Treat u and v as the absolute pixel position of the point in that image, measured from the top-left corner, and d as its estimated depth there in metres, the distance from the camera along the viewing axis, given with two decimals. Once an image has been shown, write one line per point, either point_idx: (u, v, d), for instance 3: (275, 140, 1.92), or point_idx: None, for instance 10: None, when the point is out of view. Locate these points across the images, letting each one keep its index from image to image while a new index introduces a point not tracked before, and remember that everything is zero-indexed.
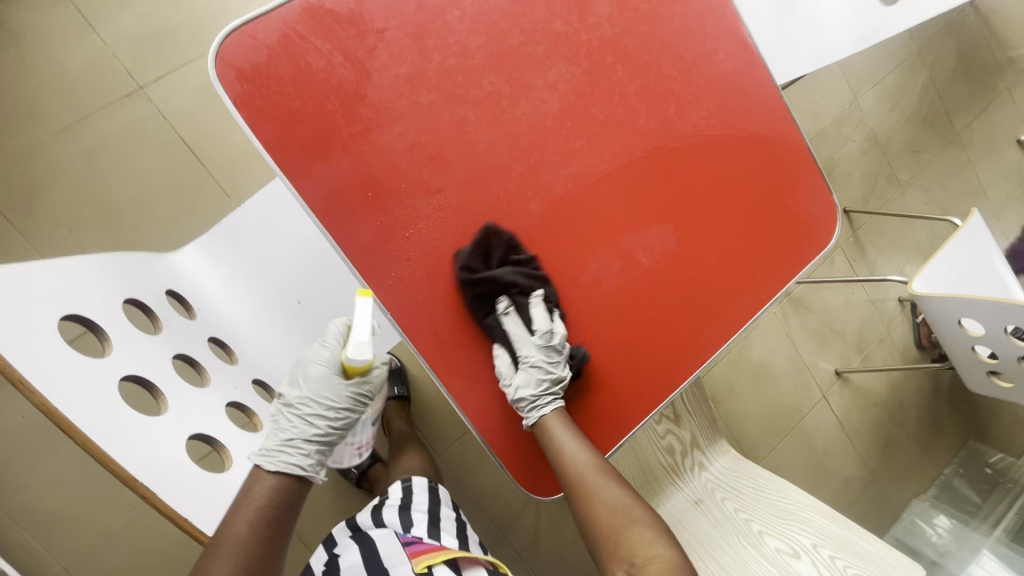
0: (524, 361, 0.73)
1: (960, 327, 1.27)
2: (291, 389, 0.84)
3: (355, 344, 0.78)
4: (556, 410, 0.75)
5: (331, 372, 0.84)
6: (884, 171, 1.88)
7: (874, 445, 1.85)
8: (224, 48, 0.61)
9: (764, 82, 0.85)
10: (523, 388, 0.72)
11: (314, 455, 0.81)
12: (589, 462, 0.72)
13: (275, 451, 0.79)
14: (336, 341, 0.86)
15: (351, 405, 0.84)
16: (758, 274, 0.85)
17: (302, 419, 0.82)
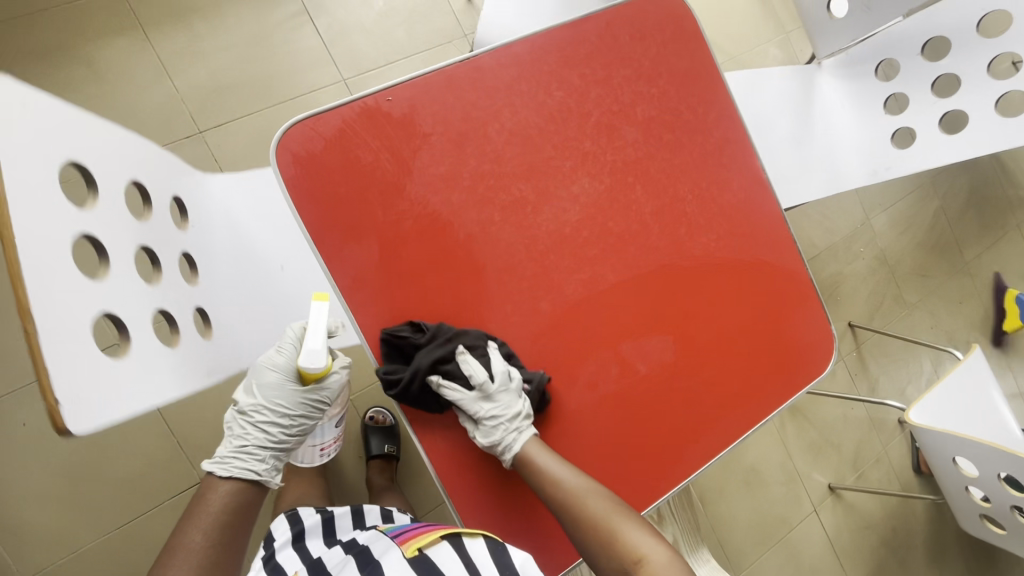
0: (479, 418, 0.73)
1: (954, 465, 1.27)
2: (245, 394, 0.85)
3: (308, 354, 0.78)
4: (531, 439, 0.75)
5: (286, 380, 0.84)
6: (891, 291, 1.92)
7: (863, 569, 1.79)
8: (285, 139, 0.69)
9: (771, 216, 0.91)
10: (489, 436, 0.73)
11: (269, 462, 0.83)
12: (567, 476, 0.72)
13: (228, 458, 0.81)
14: (294, 348, 0.85)
15: (305, 412, 0.85)
16: (751, 394, 0.87)
17: (252, 426, 0.83)
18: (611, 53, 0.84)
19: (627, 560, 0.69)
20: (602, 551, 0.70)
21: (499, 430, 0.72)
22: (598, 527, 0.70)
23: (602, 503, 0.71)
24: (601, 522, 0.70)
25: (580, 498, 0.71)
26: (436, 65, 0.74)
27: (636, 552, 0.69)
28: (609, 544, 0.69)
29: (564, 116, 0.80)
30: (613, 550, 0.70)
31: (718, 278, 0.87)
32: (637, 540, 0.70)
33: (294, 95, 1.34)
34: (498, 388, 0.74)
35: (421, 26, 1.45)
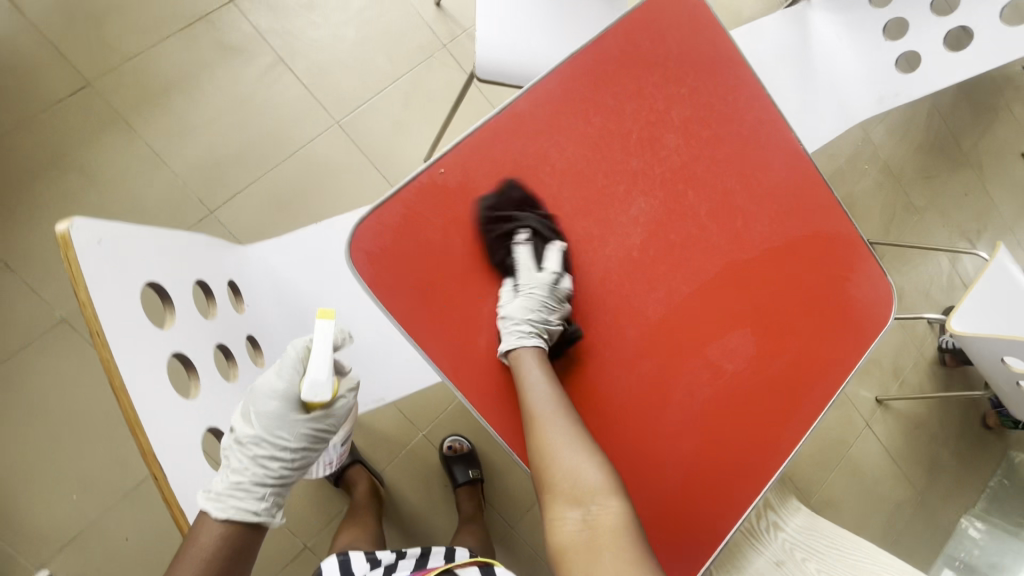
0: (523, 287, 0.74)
1: (1003, 364, 1.32)
2: (241, 421, 0.71)
3: (311, 385, 0.65)
4: (535, 350, 0.72)
5: (287, 408, 0.71)
6: (900, 199, 1.95)
7: (919, 466, 1.90)
8: (355, 238, 0.69)
9: (817, 185, 0.92)
10: (516, 310, 0.73)
11: (265, 499, 0.68)
12: (541, 399, 0.68)
13: (220, 495, 0.65)
14: (294, 368, 0.72)
15: (308, 444, 0.73)
16: (831, 361, 0.91)
17: (250, 458, 0.69)
18: (636, 63, 0.82)
19: (582, 498, 0.65)
20: (556, 479, 0.67)
21: (528, 313, 0.72)
22: (556, 456, 0.67)
23: (572, 436, 0.68)
24: (556, 452, 0.67)
25: (546, 422, 0.67)
26: (477, 125, 0.74)
27: (593, 494, 0.65)
28: (568, 477, 0.66)
29: (607, 140, 0.80)
30: (567, 480, 0.66)
31: (778, 261, 0.89)
32: (600, 485, 0.65)
33: (292, 150, 1.30)
34: (546, 284, 0.74)
35: (399, 47, 1.40)
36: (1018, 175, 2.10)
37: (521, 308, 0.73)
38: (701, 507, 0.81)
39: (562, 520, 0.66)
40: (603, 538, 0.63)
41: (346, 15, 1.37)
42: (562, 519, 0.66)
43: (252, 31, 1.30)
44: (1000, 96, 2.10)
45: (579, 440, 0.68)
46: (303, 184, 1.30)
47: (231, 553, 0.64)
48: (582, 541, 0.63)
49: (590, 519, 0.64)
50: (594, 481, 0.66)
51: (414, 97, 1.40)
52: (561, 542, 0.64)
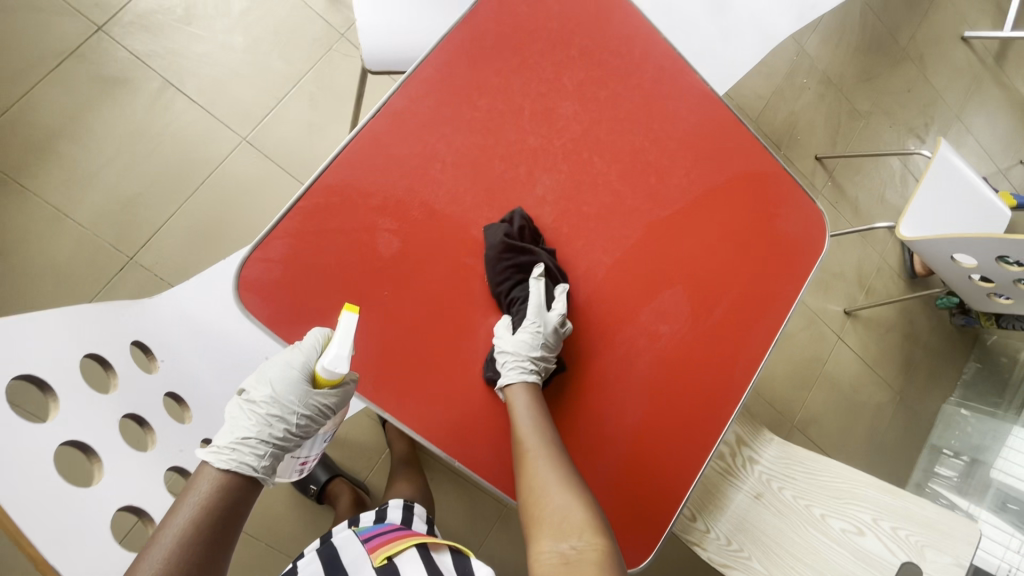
0: (525, 324, 0.73)
1: (953, 262, 1.33)
2: (258, 383, 0.70)
3: (333, 358, 0.63)
4: (526, 384, 0.72)
5: (301, 377, 0.68)
6: (844, 108, 1.91)
7: (895, 368, 1.94)
8: (244, 275, 0.66)
9: (729, 124, 0.89)
10: (515, 350, 0.71)
11: (268, 455, 0.66)
12: (534, 437, 0.68)
13: (225, 448, 0.64)
14: (313, 350, 0.67)
15: (316, 417, 0.70)
16: (770, 302, 0.90)
17: (263, 415, 0.68)
18: (516, 33, 0.77)
19: (569, 533, 0.63)
20: (545, 514, 0.66)
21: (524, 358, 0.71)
22: (543, 496, 0.66)
23: (556, 476, 0.67)
24: (543, 490, 0.66)
25: (533, 463, 0.67)
26: (354, 131, 0.70)
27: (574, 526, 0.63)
28: (550, 515, 0.65)
29: (499, 121, 0.75)
30: (551, 514, 0.65)
31: (700, 211, 0.86)
32: (583, 521, 0.64)
33: (202, 178, 1.24)
34: (532, 326, 0.72)
35: (293, 45, 1.32)
36: (959, 61, 2.07)
37: (523, 342, 0.72)
38: (655, 470, 0.82)
39: (543, 557, 0.63)
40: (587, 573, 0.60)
41: (229, 21, 1.28)
42: (545, 551, 0.63)
43: (130, 58, 1.21)
44: None
45: (560, 475, 0.68)
46: (221, 211, 1.25)
47: (226, 504, 0.62)
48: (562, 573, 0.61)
49: (575, 553, 0.62)
50: (580, 517, 0.65)
51: (321, 96, 1.33)
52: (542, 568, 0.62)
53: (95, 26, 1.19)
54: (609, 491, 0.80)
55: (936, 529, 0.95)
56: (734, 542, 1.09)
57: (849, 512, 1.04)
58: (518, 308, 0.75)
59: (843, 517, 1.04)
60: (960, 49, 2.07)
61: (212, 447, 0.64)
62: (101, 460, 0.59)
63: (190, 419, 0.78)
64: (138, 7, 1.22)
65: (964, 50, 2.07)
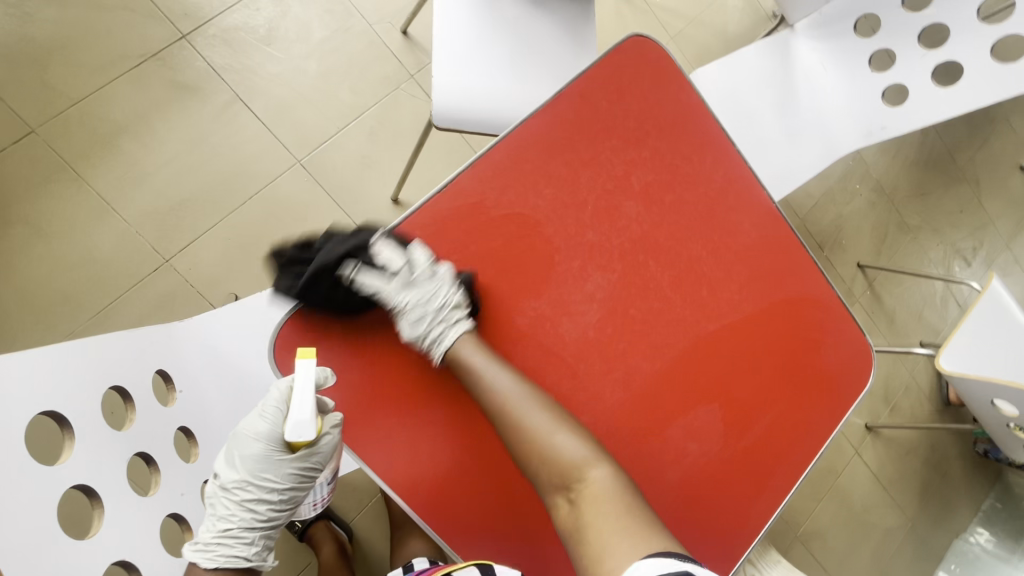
0: (394, 307, 0.68)
1: (993, 406, 1.28)
2: (224, 469, 0.73)
3: (294, 427, 0.64)
4: (465, 333, 0.69)
5: (270, 450, 0.72)
6: (893, 219, 1.88)
7: (910, 493, 1.86)
8: (281, 333, 0.68)
9: (788, 245, 0.87)
10: (409, 325, 0.68)
11: (253, 539, 0.72)
12: (506, 384, 0.67)
13: (208, 544, 0.70)
14: (277, 411, 0.71)
15: (295, 483, 0.74)
16: (804, 430, 0.86)
17: (238, 502, 0.72)
18: (591, 127, 0.77)
19: (569, 477, 0.65)
20: (539, 468, 0.66)
21: (423, 322, 0.68)
22: (539, 439, 0.66)
23: (546, 414, 0.68)
24: (532, 433, 0.66)
25: (518, 412, 0.67)
26: (415, 205, 0.71)
27: (577, 469, 0.65)
28: (547, 459, 0.65)
29: (561, 213, 0.75)
30: (548, 464, 0.65)
31: (746, 330, 0.84)
32: (581, 456, 0.66)
33: (251, 193, 1.25)
34: (399, 282, 0.69)
35: (363, 79, 1.34)
36: (1016, 190, 2.04)
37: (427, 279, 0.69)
38: None
39: (557, 508, 0.65)
40: (592, 514, 0.62)
41: (307, 47, 1.31)
42: (557, 504, 0.65)
43: (207, 69, 1.24)
44: (997, 108, 2.03)
45: (544, 406, 0.68)
46: (263, 228, 1.25)
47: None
48: (574, 529, 0.62)
49: (581, 488, 0.64)
50: (580, 453, 0.66)
51: (380, 131, 1.34)
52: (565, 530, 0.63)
53: (180, 33, 1.23)
54: None
55: None
56: None
57: None
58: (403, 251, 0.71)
59: None
60: (1017, 178, 2.04)
61: (196, 547, 0.70)
62: (102, 506, 0.58)
63: (195, 459, 0.75)
64: (224, 22, 1.26)
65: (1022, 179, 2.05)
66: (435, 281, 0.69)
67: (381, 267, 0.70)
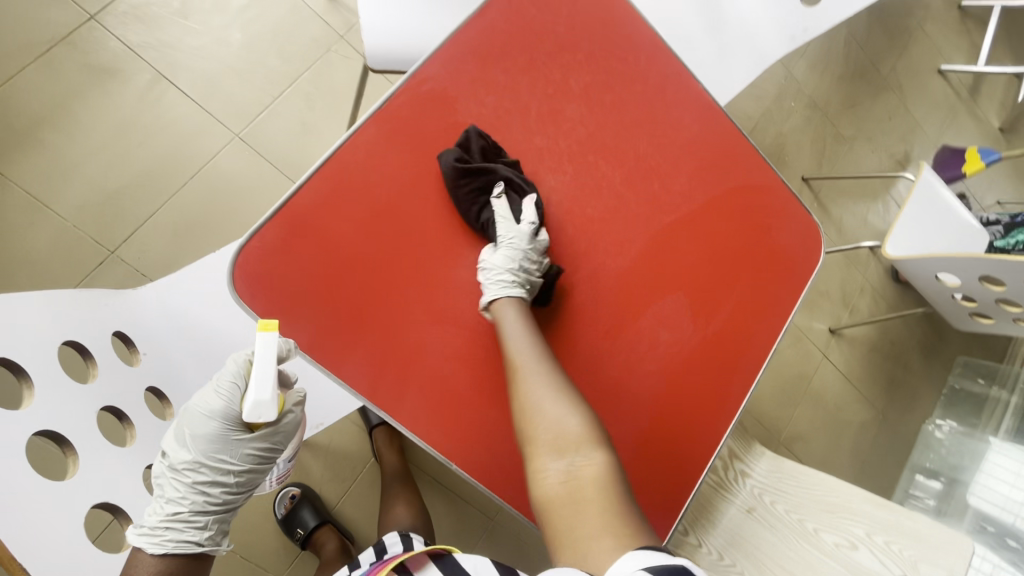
0: (501, 241, 0.73)
1: (937, 280, 1.36)
2: (176, 447, 0.71)
3: (254, 406, 0.65)
4: (515, 299, 0.71)
5: (223, 430, 0.72)
6: (829, 132, 1.97)
7: (878, 387, 1.98)
8: (240, 260, 0.65)
9: (729, 134, 0.90)
10: (496, 263, 0.72)
11: (207, 523, 0.71)
12: (525, 350, 0.68)
13: (156, 529, 0.68)
14: (234, 386, 0.71)
15: (253, 465, 0.74)
16: (767, 308, 0.90)
17: (190, 484, 0.70)
18: (524, 32, 0.78)
19: (564, 449, 0.63)
20: (538, 431, 0.65)
21: (499, 272, 0.71)
22: (539, 413, 0.65)
23: (562, 385, 0.68)
24: (535, 404, 0.66)
25: (529, 382, 0.67)
26: (362, 119, 0.68)
27: (573, 445, 0.63)
28: (546, 430, 0.64)
29: (505, 119, 0.75)
30: (544, 430, 0.64)
31: (700, 218, 0.87)
32: (580, 435, 0.64)
33: (192, 173, 1.21)
34: (511, 235, 0.73)
35: (292, 45, 1.30)
36: (936, 92, 2.15)
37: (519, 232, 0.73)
38: (653, 478, 0.81)
39: (546, 473, 0.63)
40: (586, 489, 0.60)
41: (227, 17, 1.26)
42: (545, 470, 0.63)
43: (122, 48, 1.18)
44: (911, 16, 2.13)
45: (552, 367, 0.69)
46: (209, 207, 1.21)
47: (182, 568, 0.69)
48: (565, 492, 0.61)
49: (575, 470, 0.62)
50: (576, 431, 0.64)
51: (317, 96, 1.31)
52: (552, 492, 0.61)
53: (87, 14, 1.16)
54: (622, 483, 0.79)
55: (931, 545, 0.92)
56: (726, 556, 1.09)
57: (843, 527, 1.03)
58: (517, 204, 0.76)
59: (837, 532, 1.03)
60: (936, 81, 2.15)
61: (143, 530, 0.68)
62: (76, 453, 0.62)
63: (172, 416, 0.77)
64: None
65: (940, 81, 2.16)
66: (533, 248, 0.74)
67: (518, 215, 0.75)
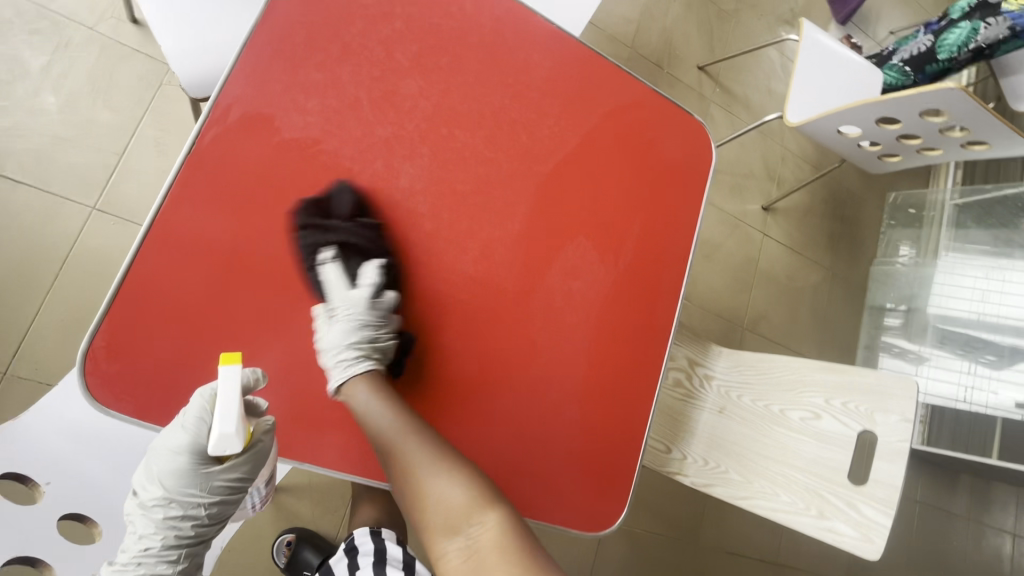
0: (338, 316, 0.65)
1: (840, 135, 1.37)
2: (145, 483, 0.66)
3: (219, 440, 0.56)
4: (364, 374, 0.65)
5: (189, 465, 0.64)
6: (712, 12, 1.91)
7: (822, 246, 2.03)
8: (89, 366, 0.56)
9: (583, 60, 0.85)
10: (344, 335, 0.65)
11: (178, 556, 0.67)
12: (383, 428, 0.63)
13: (129, 563, 0.65)
14: (200, 421, 0.59)
15: (223, 495, 0.66)
16: (673, 224, 0.89)
17: (163, 520, 0.66)
18: (327, 15, 0.69)
19: (461, 520, 0.63)
20: (430, 518, 0.64)
21: (355, 351, 0.64)
22: (434, 492, 0.64)
23: (464, 463, 0.66)
24: (449, 473, 0.65)
25: (414, 462, 0.64)
26: (172, 171, 0.61)
27: (466, 513, 0.63)
28: (439, 504, 0.64)
29: (338, 119, 0.68)
30: (435, 511, 0.64)
31: (581, 156, 0.83)
32: (468, 504, 0.64)
33: (59, 263, 1.11)
34: (348, 309, 0.66)
35: (116, 91, 1.17)
36: None
37: (480, 314, 0.72)
38: (607, 424, 0.81)
39: (448, 552, 0.63)
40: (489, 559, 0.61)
41: (31, 82, 1.12)
42: (444, 552, 0.63)
43: None
44: None
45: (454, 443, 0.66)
46: (93, 292, 1.12)
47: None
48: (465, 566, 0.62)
49: (471, 540, 0.63)
50: (463, 500, 0.64)
51: (167, 139, 1.20)
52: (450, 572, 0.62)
53: None
54: (574, 442, 0.79)
55: (876, 391, 0.97)
56: (711, 460, 1.12)
57: (804, 400, 1.06)
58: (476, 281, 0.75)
59: (800, 407, 1.07)
60: None
61: (119, 564, 0.66)
62: None
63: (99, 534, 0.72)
64: None
65: None
66: (380, 312, 0.68)
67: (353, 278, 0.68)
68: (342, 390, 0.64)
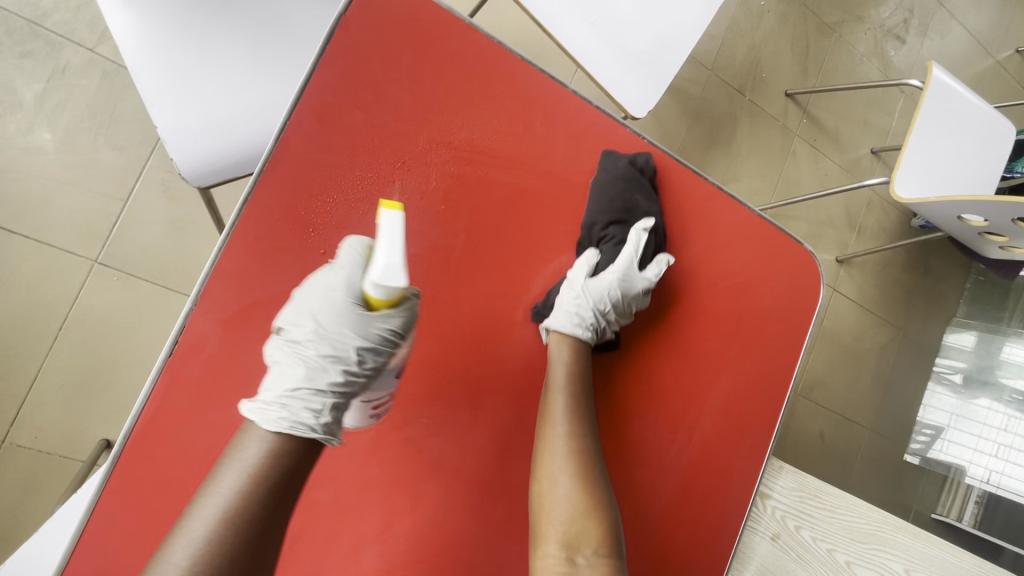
0: (292, 338, 0.54)
1: (960, 221, 1.14)
2: (296, 315, 0.54)
3: (381, 273, 0.51)
4: (307, 412, 0.51)
5: (344, 306, 0.54)
6: (811, 26, 1.62)
7: (897, 303, 1.79)
8: None
9: (660, 189, 0.72)
10: (285, 369, 0.53)
11: (327, 410, 0.53)
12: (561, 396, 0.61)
13: (273, 404, 0.51)
14: (354, 266, 0.54)
15: (377, 347, 0.55)
16: (762, 388, 0.74)
17: (315, 358, 0.54)
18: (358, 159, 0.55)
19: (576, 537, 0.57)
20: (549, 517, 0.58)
21: (280, 395, 0.51)
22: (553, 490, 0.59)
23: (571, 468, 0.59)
24: (553, 477, 0.59)
25: (555, 448, 0.60)
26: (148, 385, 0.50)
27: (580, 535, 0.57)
28: (549, 497, 0.59)
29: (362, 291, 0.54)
30: (556, 518, 0.58)
31: (638, 319, 0.70)
32: (592, 524, 0.58)
33: (60, 322, 1.01)
34: (286, 341, 0.53)
35: (121, 126, 1.03)
36: None
37: (599, 289, 0.66)
38: None
39: (548, 561, 0.57)
40: None
41: (26, 115, 0.99)
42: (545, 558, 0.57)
43: None
44: None
45: (578, 465, 0.59)
46: (93, 357, 1.02)
47: (283, 472, 0.50)
48: None
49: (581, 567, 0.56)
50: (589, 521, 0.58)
51: (176, 182, 1.06)
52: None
53: None
54: None
55: None
56: None
57: (878, 560, 0.90)
58: (611, 248, 0.70)
59: (872, 567, 0.89)
60: None
61: (257, 405, 0.51)
62: None
63: None
64: None
65: None
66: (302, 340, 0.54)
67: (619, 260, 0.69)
68: (550, 335, 0.65)
